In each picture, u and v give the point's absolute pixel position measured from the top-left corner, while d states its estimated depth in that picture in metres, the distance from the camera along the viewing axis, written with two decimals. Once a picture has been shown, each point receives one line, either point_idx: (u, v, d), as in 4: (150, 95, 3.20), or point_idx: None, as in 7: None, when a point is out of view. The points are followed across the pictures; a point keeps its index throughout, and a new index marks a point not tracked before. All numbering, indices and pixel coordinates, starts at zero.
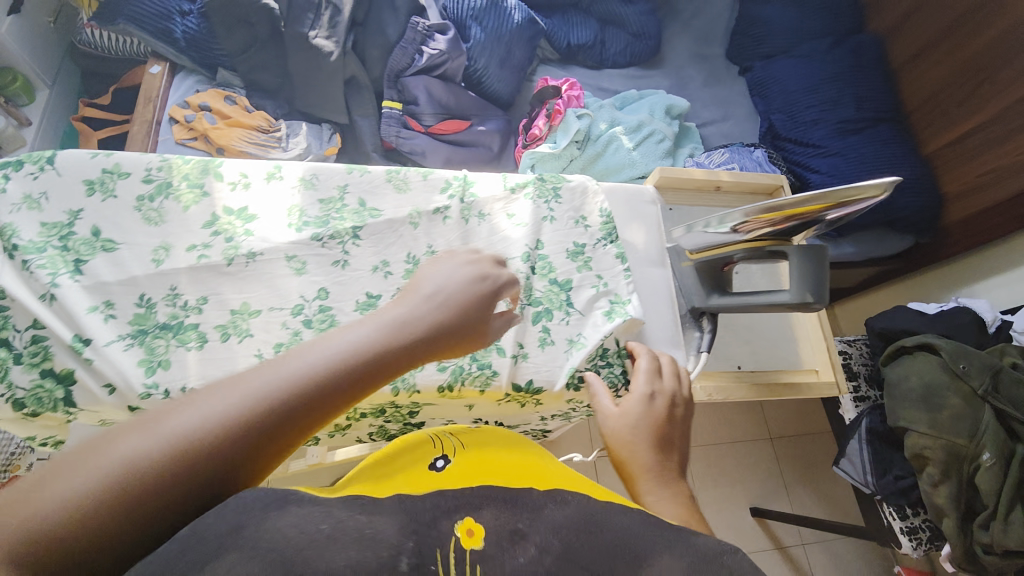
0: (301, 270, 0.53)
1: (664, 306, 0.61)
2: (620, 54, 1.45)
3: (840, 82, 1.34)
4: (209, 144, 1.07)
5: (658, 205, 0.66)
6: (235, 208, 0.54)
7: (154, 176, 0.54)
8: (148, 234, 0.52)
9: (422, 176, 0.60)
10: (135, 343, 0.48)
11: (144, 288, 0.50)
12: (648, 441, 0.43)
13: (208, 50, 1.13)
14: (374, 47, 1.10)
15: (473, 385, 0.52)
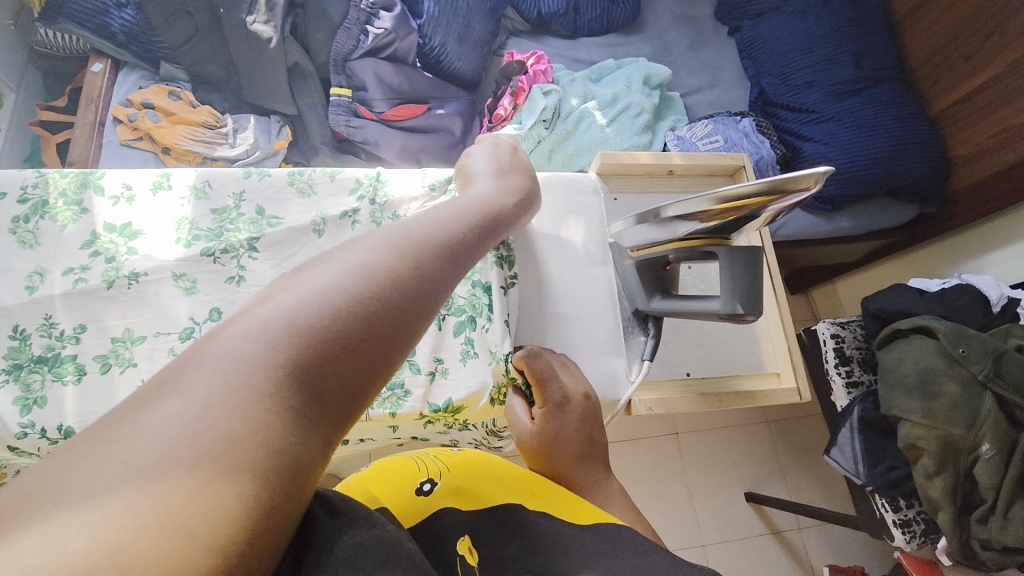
0: (190, 289, 0.55)
1: (604, 308, 0.60)
2: (596, 20, 1.34)
3: (836, 38, 1.22)
4: (154, 144, 1.02)
5: (600, 194, 0.65)
6: (118, 225, 0.56)
7: (28, 196, 0.55)
8: (23, 259, 0.53)
9: (330, 177, 0.61)
10: (10, 379, 0.49)
11: (18, 318, 0.51)
12: (575, 453, 0.49)
13: (149, 43, 1.07)
14: (318, 30, 1.03)
15: (382, 407, 0.51)
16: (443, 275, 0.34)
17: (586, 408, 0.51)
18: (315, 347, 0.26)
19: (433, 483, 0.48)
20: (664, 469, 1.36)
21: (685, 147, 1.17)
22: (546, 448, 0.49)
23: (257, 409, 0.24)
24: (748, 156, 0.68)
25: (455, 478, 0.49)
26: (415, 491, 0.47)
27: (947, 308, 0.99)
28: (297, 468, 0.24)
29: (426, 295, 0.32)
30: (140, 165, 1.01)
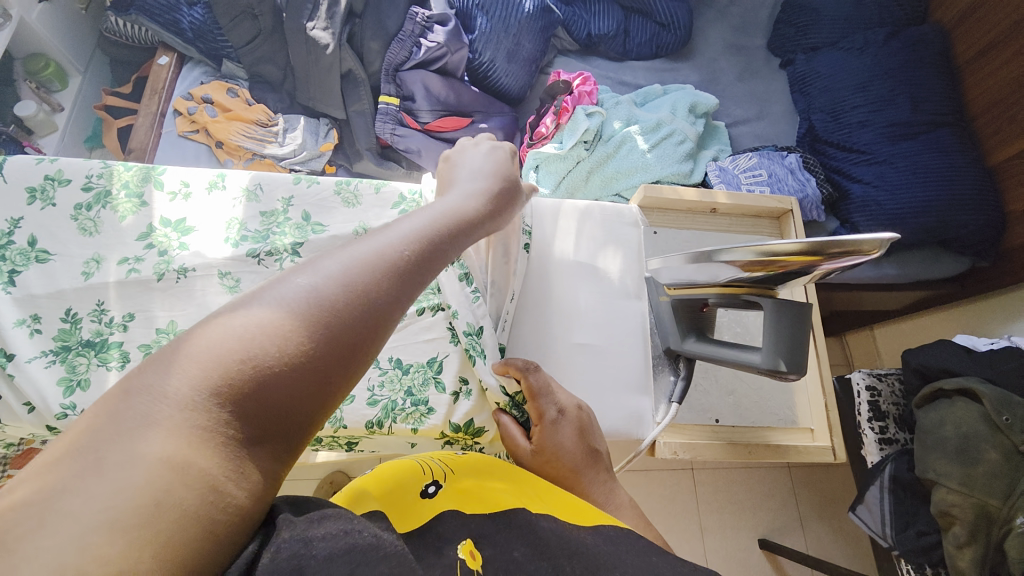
0: (234, 287, 0.57)
1: (634, 343, 0.59)
2: (645, 45, 1.34)
3: (893, 79, 1.18)
4: (209, 137, 1.07)
5: (640, 227, 0.64)
6: (173, 220, 0.59)
7: (93, 186, 0.59)
8: (82, 245, 0.57)
9: (375, 190, 0.64)
10: (56, 360, 0.52)
11: (72, 301, 0.54)
12: (583, 460, 0.49)
13: (214, 42, 1.12)
14: (372, 39, 1.05)
15: (405, 422, 0.52)
16: (396, 293, 0.33)
17: (582, 421, 0.51)
18: (243, 377, 0.27)
19: (439, 485, 0.46)
20: (676, 504, 1.32)
21: (726, 179, 1.15)
22: (548, 463, 0.49)
23: (182, 448, 0.25)
24: (796, 201, 0.66)
25: (462, 481, 0.47)
26: (420, 493, 0.45)
27: (995, 372, 0.93)
28: (228, 499, 0.25)
29: (375, 314, 0.32)
30: (194, 157, 1.06)
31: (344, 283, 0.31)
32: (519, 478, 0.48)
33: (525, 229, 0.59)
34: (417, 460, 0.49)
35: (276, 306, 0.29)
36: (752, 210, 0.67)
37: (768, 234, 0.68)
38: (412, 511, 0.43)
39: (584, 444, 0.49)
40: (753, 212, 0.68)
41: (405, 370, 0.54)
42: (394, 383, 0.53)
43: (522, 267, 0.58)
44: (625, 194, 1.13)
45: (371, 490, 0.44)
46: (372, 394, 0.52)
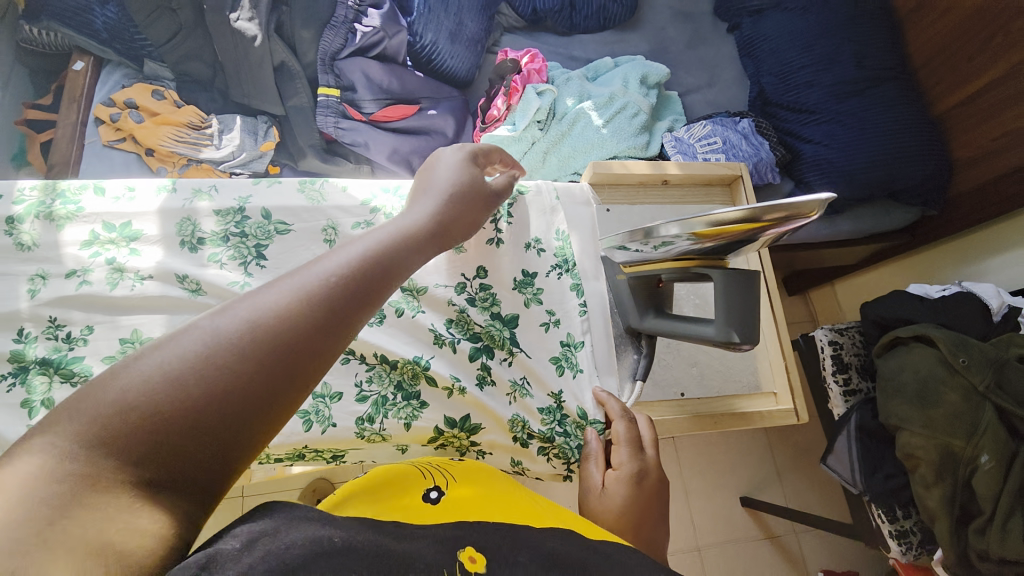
0: (196, 291, 0.50)
1: (599, 323, 0.54)
2: (592, 17, 1.32)
3: (836, 36, 1.20)
4: (137, 145, 1.00)
5: (593, 205, 0.60)
6: (118, 223, 0.51)
7: (24, 200, 0.51)
8: (23, 262, 0.49)
9: (338, 189, 0.57)
10: (16, 382, 0.45)
11: (21, 321, 0.47)
12: (634, 531, 0.44)
13: (133, 41, 1.05)
14: (305, 29, 0.98)
15: (396, 418, 0.46)
16: (326, 330, 0.32)
17: (654, 497, 0.46)
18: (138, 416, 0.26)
19: (440, 492, 0.43)
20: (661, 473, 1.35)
21: (683, 149, 1.15)
22: (610, 515, 0.45)
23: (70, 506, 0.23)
24: (746, 166, 0.66)
25: (465, 488, 0.44)
26: (421, 498, 0.42)
27: (948, 317, 0.98)
28: (128, 547, 0.23)
29: (303, 353, 0.31)
30: (123, 167, 0.99)
31: (262, 323, 0.30)
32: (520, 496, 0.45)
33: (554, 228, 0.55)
34: (417, 467, 0.46)
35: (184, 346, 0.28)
36: (705, 178, 0.67)
37: (722, 201, 0.68)
38: (413, 514, 0.39)
39: (643, 508, 0.45)
40: (705, 180, 0.67)
41: (393, 365, 0.47)
42: (383, 376, 0.47)
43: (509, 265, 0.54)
44: (583, 172, 1.10)
45: (373, 498, 0.42)
46: (360, 389, 0.47)
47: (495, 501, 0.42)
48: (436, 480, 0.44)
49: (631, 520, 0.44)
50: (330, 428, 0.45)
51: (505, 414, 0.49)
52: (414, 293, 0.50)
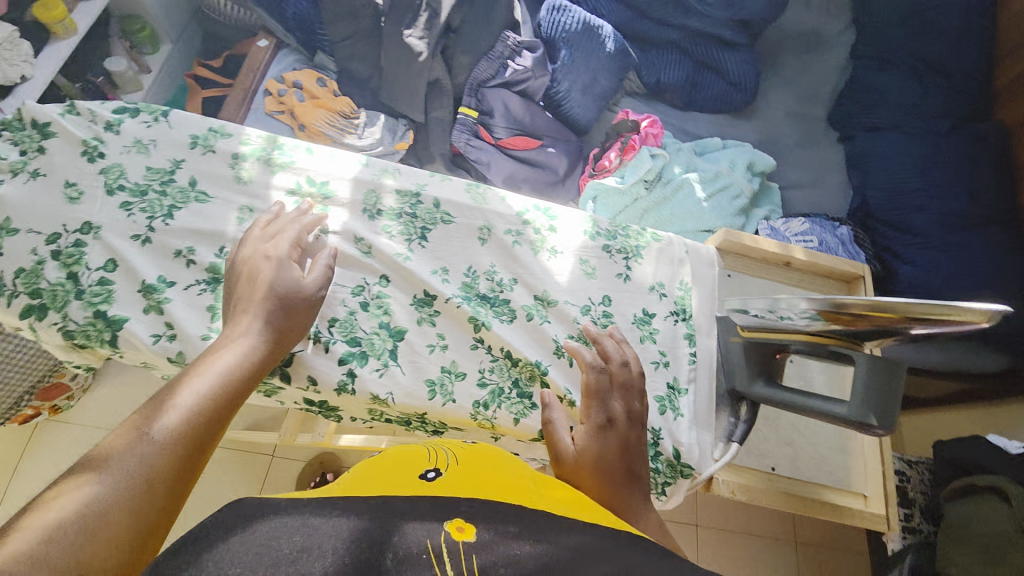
0: (366, 253, 0.54)
1: (703, 378, 0.55)
2: (710, 99, 1.41)
3: (951, 171, 1.22)
4: (293, 120, 1.14)
5: (716, 268, 0.60)
6: (318, 180, 0.55)
7: (252, 138, 0.56)
8: (235, 192, 0.54)
9: (502, 197, 0.59)
10: (208, 290, 0.50)
11: (224, 240, 0.52)
12: (616, 473, 0.43)
13: (313, 33, 1.19)
14: (463, 55, 1.08)
15: (508, 410, 0.50)
16: (156, 488, 0.35)
17: (633, 436, 0.46)
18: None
19: (438, 471, 0.41)
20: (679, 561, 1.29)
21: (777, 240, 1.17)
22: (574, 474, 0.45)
23: None
24: (870, 269, 0.67)
25: (466, 468, 0.42)
26: (418, 476, 0.41)
27: None
28: None
29: (131, 511, 0.33)
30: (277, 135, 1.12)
31: (72, 503, 0.32)
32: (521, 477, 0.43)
33: (680, 278, 0.58)
34: (425, 448, 0.46)
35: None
36: (827, 270, 0.68)
37: (837, 293, 0.67)
38: (407, 490, 0.39)
39: (622, 450, 0.45)
40: (826, 272, 0.68)
41: (514, 362, 0.52)
42: (503, 370, 0.52)
43: (631, 300, 0.57)
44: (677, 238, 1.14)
45: (375, 472, 0.42)
46: (481, 375, 0.51)
47: (494, 484, 0.40)
48: (436, 461, 0.43)
49: (613, 462, 0.44)
50: (451, 403, 0.50)
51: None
52: (544, 304, 0.55)
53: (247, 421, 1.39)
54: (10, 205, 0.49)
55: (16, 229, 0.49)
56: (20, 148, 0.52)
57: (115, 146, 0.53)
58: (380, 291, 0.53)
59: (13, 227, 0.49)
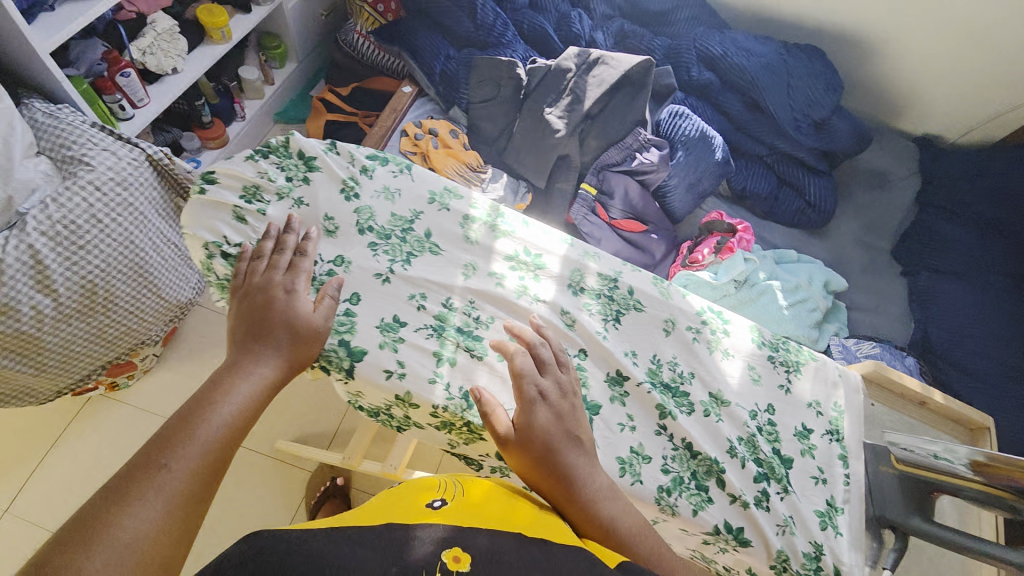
0: (570, 326, 0.59)
1: (854, 500, 0.59)
2: (789, 214, 1.51)
3: (1006, 327, 1.35)
4: (423, 162, 1.22)
5: (860, 395, 0.65)
6: (533, 252, 0.62)
7: (480, 203, 0.63)
8: (463, 250, 0.60)
9: (683, 293, 0.65)
10: (433, 335, 0.55)
11: (451, 292, 0.57)
12: (559, 452, 0.49)
13: (455, 90, 1.31)
14: (595, 139, 1.19)
15: (688, 500, 0.53)
16: (178, 511, 0.42)
17: (569, 410, 0.51)
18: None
19: (444, 501, 0.49)
20: None
21: (847, 358, 1.24)
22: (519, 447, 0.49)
23: None
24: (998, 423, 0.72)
25: (470, 500, 0.50)
26: (426, 504, 0.48)
27: None
28: None
29: (159, 533, 0.40)
30: None
31: (111, 531, 0.39)
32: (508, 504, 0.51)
33: (833, 400, 0.63)
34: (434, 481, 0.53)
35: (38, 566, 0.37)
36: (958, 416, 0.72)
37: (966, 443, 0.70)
38: (421, 514, 0.46)
39: (560, 426, 0.49)
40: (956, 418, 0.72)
41: (693, 454, 0.56)
42: (683, 460, 0.55)
43: (791, 413, 0.61)
44: None
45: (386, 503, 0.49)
46: (665, 462, 0.55)
47: (493, 511, 0.48)
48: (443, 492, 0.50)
49: (555, 440, 0.49)
50: (638, 483, 0.53)
51: (774, 543, 0.54)
52: (718, 402, 0.59)
53: (295, 433, 1.36)
54: (278, 227, 0.56)
55: (278, 250, 0.55)
56: (287, 174, 0.59)
57: (367, 189, 0.60)
58: (580, 363, 0.57)
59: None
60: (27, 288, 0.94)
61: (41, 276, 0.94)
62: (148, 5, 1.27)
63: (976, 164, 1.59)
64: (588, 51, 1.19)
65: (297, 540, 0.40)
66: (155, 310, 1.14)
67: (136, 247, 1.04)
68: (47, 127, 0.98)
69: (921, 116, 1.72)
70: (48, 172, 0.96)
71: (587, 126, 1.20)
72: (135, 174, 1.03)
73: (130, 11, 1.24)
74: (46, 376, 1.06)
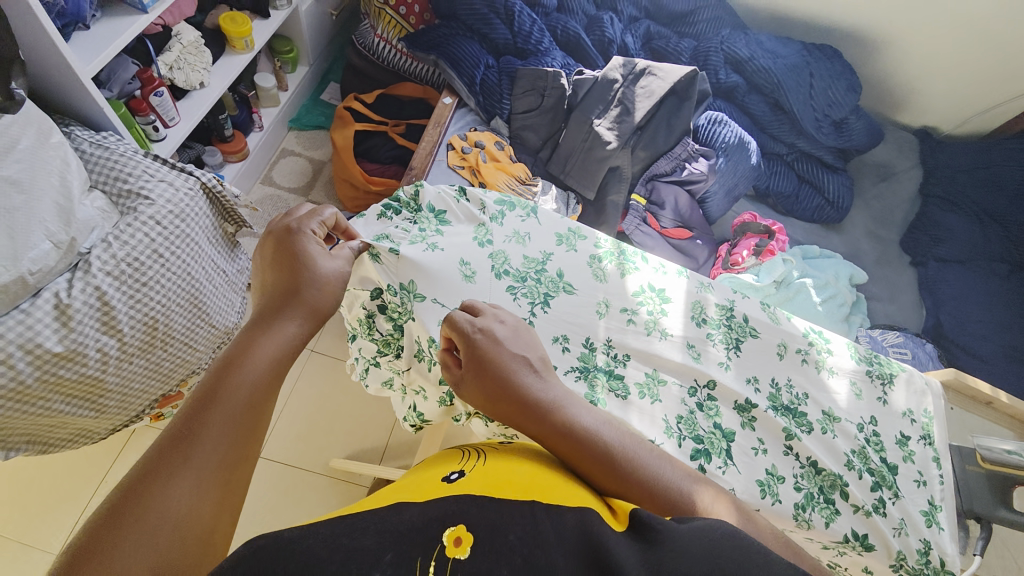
0: (696, 358, 0.67)
1: (951, 497, 0.66)
2: (810, 211, 1.57)
3: (1011, 310, 1.45)
4: (472, 176, 1.20)
5: (943, 399, 0.73)
6: (657, 287, 0.71)
7: (602, 246, 0.73)
8: (596, 289, 0.69)
9: (788, 317, 0.72)
10: (581, 377, 0.63)
11: (589, 331, 0.66)
12: (522, 381, 0.53)
13: (495, 100, 1.30)
14: (644, 150, 1.25)
15: (820, 514, 0.60)
16: (221, 471, 0.44)
17: (520, 339, 0.57)
18: None
19: (460, 473, 0.49)
20: None
21: (876, 349, 1.33)
22: (479, 391, 0.54)
23: None
24: None
25: (485, 467, 0.49)
26: (442, 479, 0.48)
27: None
28: None
29: (209, 488, 0.43)
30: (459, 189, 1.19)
31: (162, 494, 0.41)
32: (526, 465, 0.50)
33: (926, 409, 0.70)
34: (457, 459, 0.53)
35: (101, 531, 0.39)
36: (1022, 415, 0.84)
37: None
38: (431, 490, 0.46)
39: (506, 356, 0.54)
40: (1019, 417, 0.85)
41: (818, 470, 0.63)
42: (811, 476, 0.62)
43: (889, 421, 0.68)
44: None
45: (406, 486, 0.49)
46: (796, 480, 0.62)
47: (504, 475, 0.47)
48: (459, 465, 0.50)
49: (503, 368, 0.53)
50: (777, 503, 0.60)
51: (893, 544, 0.61)
52: (831, 419, 0.66)
53: (348, 450, 1.35)
54: (417, 271, 0.62)
55: (424, 296, 0.62)
56: (419, 226, 0.67)
57: (501, 235, 0.69)
58: (710, 393, 0.65)
59: (420, 294, 0.62)
60: (92, 331, 0.87)
61: (106, 318, 0.88)
62: (173, 16, 1.21)
63: (971, 159, 1.61)
64: (633, 62, 1.25)
65: (295, 537, 0.37)
66: (206, 339, 1.07)
67: (191, 278, 0.99)
68: (97, 159, 0.95)
69: (918, 111, 1.73)
70: (104, 209, 0.92)
71: (637, 138, 1.25)
72: (191, 204, 0.99)
73: (157, 24, 1.18)
74: (104, 419, 0.96)
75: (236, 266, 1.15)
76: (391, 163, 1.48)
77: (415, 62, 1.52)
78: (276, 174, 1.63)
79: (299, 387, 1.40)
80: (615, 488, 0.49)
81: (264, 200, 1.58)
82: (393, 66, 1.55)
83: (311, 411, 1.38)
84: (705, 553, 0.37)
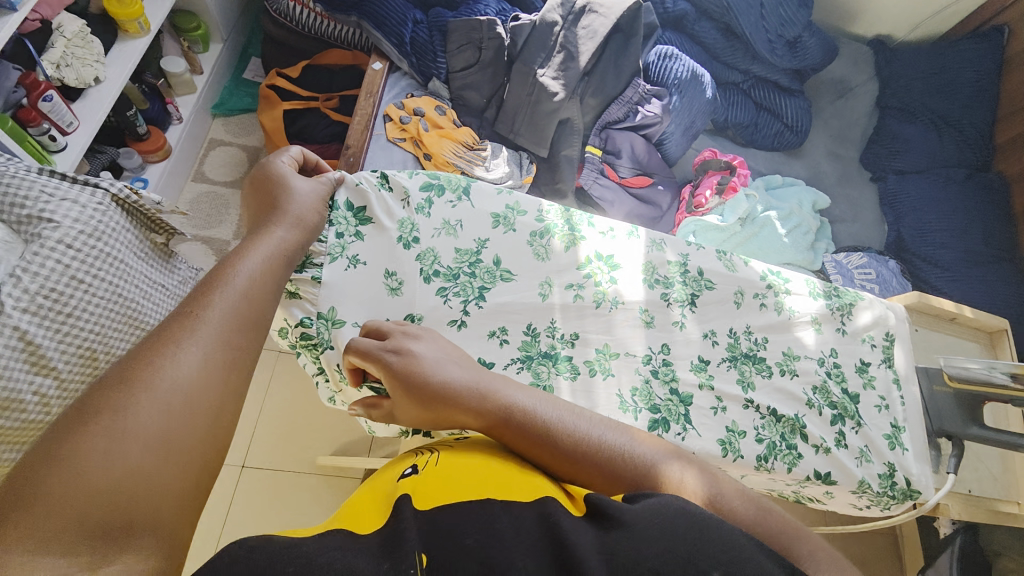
0: (649, 323, 0.66)
1: (918, 420, 0.67)
2: (770, 139, 1.54)
3: (970, 215, 1.47)
4: (416, 148, 1.12)
5: (906, 323, 0.73)
6: (605, 254, 0.68)
7: (545, 219, 0.69)
8: (537, 268, 0.66)
9: (745, 262, 0.70)
10: (523, 367, 0.61)
11: (532, 316, 0.64)
12: (449, 383, 0.51)
13: (429, 60, 1.20)
14: (593, 97, 1.18)
15: (783, 461, 0.60)
16: (218, 360, 0.47)
17: (441, 345, 0.55)
18: (93, 452, 0.38)
19: (414, 470, 0.47)
20: None
21: (842, 273, 1.34)
22: (410, 407, 0.52)
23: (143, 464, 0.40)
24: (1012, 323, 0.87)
25: (437, 462, 0.47)
26: (397, 479, 0.46)
27: None
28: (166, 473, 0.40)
29: (206, 374, 0.45)
30: (403, 163, 1.10)
31: (161, 368, 0.43)
32: (476, 456, 0.47)
33: (886, 333, 0.70)
34: (416, 455, 0.51)
35: (103, 395, 0.41)
36: (982, 325, 0.88)
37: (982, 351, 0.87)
38: (379, 497, 0.44)
39: (427, 361, 0.52)
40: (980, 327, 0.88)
41: (778, 418, 0.62)
42: (772, 426, 0.62)
43: (849, 350, 0.68)
44: None
45: (363, 494, 0.47)
46: (757, 432, 0.61)
47: (450, 470, 0.44)
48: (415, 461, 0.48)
49: (427, 378, 0.51)
50: (740, 458, 0.60)
51: (855, 474, 0.62)
52: (791, 359, 0.66)
53: (334, 447, 1.33)
54: (336, 295, 0.59)
55: (343, 321, 0.58)
56: (336, 229, 0.62)
57: (428, 229, 0.65)
58: (665, 358, 0.64)
59: (340, 319, 0.59)
60: (20, 373, 0.80)
61: (33, 357, 0.81)
62: (49, 8, 1.06)
63: (927, 64, 1.58)
64: None
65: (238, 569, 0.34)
66: None
67: (124, 298, 0.91)
68: None
69: (871, 20, 1.67)
70: (4, 240, 0.83)
71: (585, 84, 1.17)
72: (104, 220, 0.89)
73: (33, 19, 1.03)
74: None
75: (177, 277, 1.05)
76: (328, 141, 1.36)
77: (334, 23, 1.37)
78: (207, 168, 1.50)
79: (271, 392, 1.36)
80: (567, 471, 0.47)
81: (199, 199, 1.46)
82: (313, 33, 1.40)
83: (289, 413, 1.35)
84: (657, 535, 0.35)
